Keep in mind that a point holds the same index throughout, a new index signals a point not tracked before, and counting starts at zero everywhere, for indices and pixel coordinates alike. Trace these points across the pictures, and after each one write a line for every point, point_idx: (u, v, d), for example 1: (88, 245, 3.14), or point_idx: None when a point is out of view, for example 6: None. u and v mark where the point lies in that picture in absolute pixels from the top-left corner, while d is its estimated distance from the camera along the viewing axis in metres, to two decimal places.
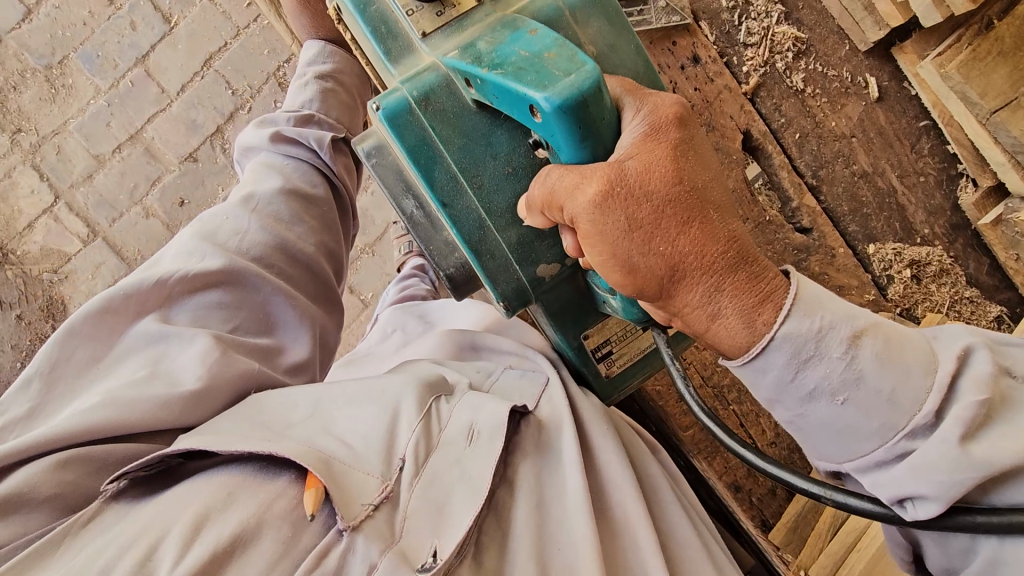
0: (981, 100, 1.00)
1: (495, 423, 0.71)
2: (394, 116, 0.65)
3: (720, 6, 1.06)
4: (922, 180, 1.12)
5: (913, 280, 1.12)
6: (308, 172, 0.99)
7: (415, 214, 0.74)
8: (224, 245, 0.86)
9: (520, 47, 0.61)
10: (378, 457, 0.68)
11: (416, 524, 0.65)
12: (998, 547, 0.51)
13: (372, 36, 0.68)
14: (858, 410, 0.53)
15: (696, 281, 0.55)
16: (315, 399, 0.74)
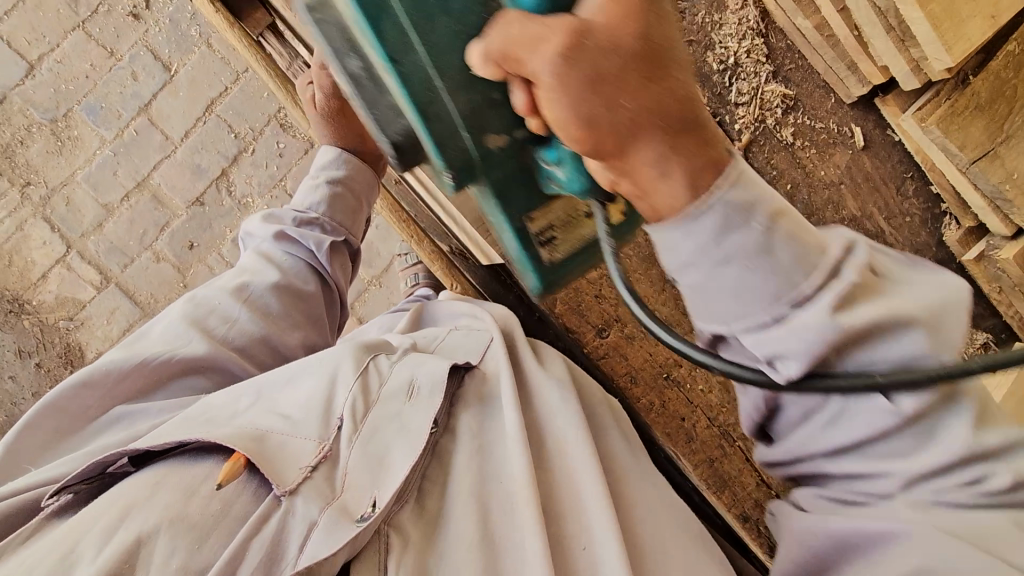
0: (961, 152, 1.05)
1: (432, 378, 0.83)
2: None
3: (711, 68, 1.10)
4: (909, 221, 1.19)
5: None
6: (303, 269, 1.02)
7: (358, 71, 0.66)
8: (215, 333, 0.93)
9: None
10: (318, 421, 0.78)
11: (356, 480, 0.73)
12: (742, 345, 0.58)
13: None
14: (765, 276, 0.53)
15: (575, 93, 0.50)
16: (266, 391, 0.83)
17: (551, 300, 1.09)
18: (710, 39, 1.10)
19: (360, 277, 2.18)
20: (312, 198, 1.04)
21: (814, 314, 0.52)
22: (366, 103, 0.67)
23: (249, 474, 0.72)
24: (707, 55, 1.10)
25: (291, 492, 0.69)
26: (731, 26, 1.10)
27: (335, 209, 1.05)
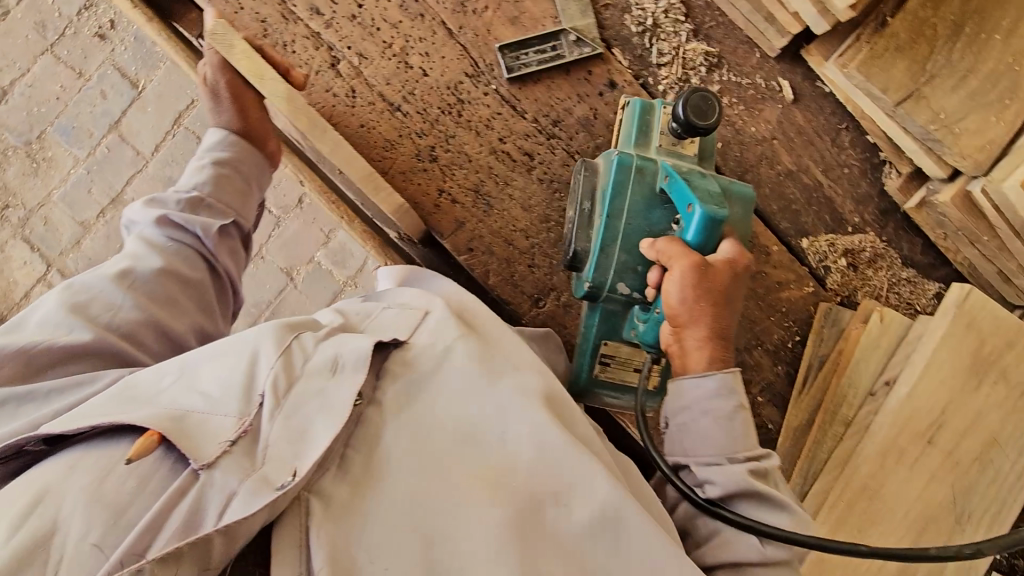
0: (884, 95, 1.04)
1: (359, 353, 0.75)
2: (621, 164, 0.95)
3: (631, 31, 1.11)
4: (847, 172, 1.17)
5: (849, 270, 1.18)
6: (189, 255, 0.95)
7: (581, 216, 0.98)
8: (95, 321, 0.83)
9: (638, 171, 0.95)
10: (236, 398, 0.71)
11: (278, 453, 0.68)
12: (701, 401, 0.85)
13: (638, 125, 1.01)
14: (717, 430, 0.84)
15: (715, 275, 0.85)
16: (180, 366, 0.74)
17: (484, 272, 1.08)
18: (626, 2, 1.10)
19: (335, 278, 2.23)
20: (195, 180, 0.99)
21: (736, 466, 0.82)
22: (574, 218, 0.99)
23: (165, 447, 0.67)
24: (625, 17, 1.10)
25: (210, 465, 0.65)
26: None
27: (222, 192, 1.00)
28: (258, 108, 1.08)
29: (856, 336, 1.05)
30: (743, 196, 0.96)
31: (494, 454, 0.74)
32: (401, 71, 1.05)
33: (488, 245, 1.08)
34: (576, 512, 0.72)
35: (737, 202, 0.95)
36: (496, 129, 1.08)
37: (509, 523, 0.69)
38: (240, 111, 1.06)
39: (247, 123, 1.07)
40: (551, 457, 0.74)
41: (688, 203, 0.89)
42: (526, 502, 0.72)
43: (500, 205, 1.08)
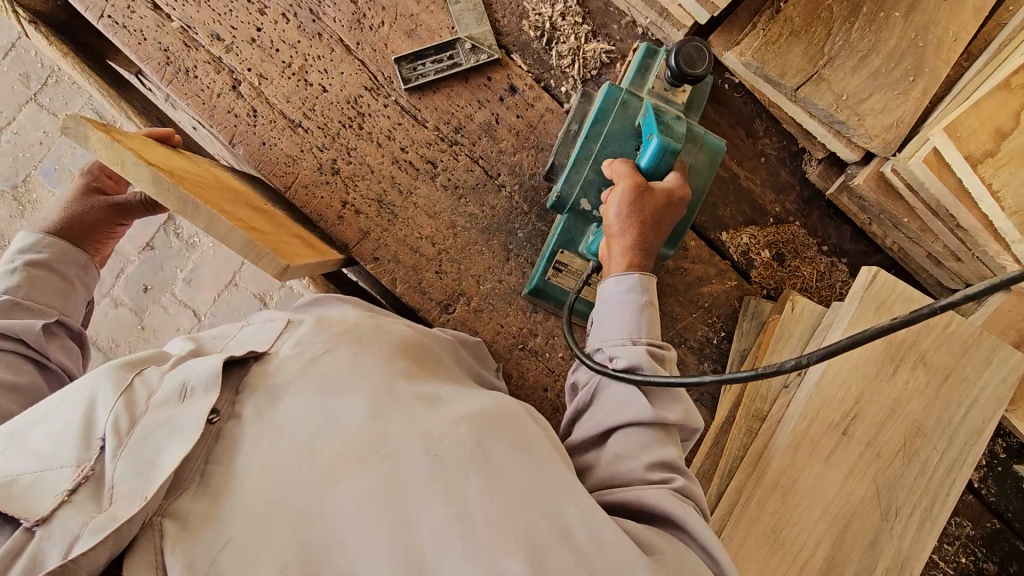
0: (782, 80, 1.01)
1: (209, 377, 0.74)
2: (609, 94, 0.96)
3: (529, 36, 1.11)
4: (763, 162, 1.15)
5: (775, 262, 1.14)
6: (13, 361, 0.91)
7: (568, 133, 1.02)
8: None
9: (626, 103, 0.95)
10: (74, 446, 0.68)
11: (126, 488, 0.65)
12: (619, 288, 0.87)
13: (639, 65, 1.02)
14: (629, 320, 0.86)
15: (653, 197, 0.87)
16: (9, 434, 0.71)
17: (391, 280, 1.09)
18: (522, 8, 1.11)
19: None
20: (8, 283, 0.97)
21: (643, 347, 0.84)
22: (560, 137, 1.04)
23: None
24: (523, 22, 1.11)
25: (46, 519, 0.62)
26: None
27: (41, 292, 1.00)
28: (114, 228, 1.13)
29: (772, 327, 1.03)
30: (713, 152, 0.96)
31: (365, 433, 0.71)
32: (302, 89, 1.08)
33: (394, 254, 1.09)
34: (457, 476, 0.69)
35: (704, 153, 0.95)
36: (397, 140, 1.09)
37: (387, 494, 0.66)
38: (79, 220, 1.08)
39: (72, 222, 1.07)
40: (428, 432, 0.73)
41: (651, 133, 0.89)
42: (407, 470, 0.68)
43: (405, 214, 1.09)
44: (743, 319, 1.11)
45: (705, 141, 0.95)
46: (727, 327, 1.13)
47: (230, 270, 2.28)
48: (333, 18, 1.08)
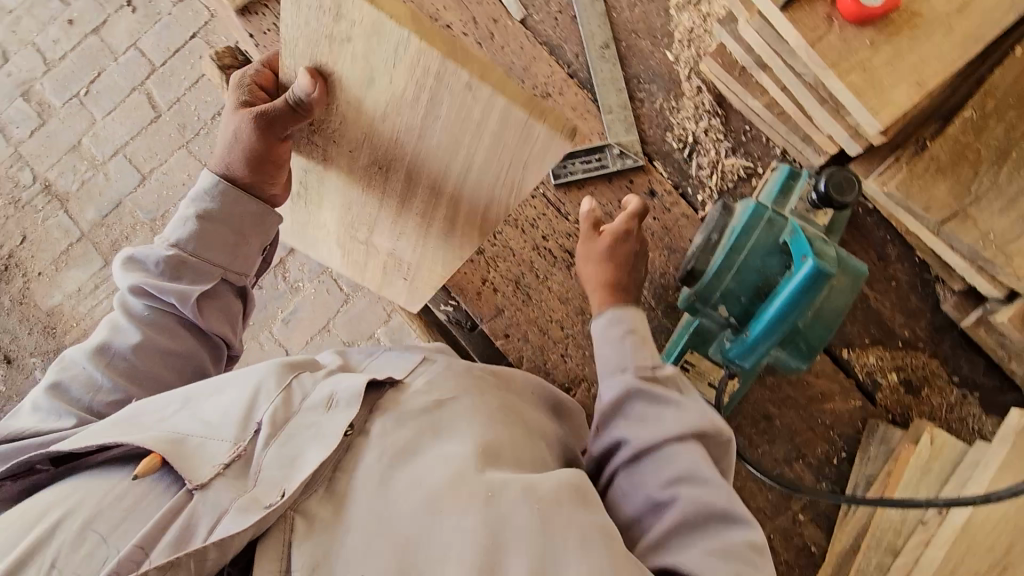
0: (926, 213, 1.04)
1: (353, 391, 0.79)
2: (753, 210, 1.00)
3: (671, 146, 1.21)
4: (894, 285, 1.15)
5: (901, 386, 1.12)
6: (167, 324, 0.94)
7: (704, 244, 1.05)
8: (76, 404, 0.86)
9: (771, 220, 1.00)
10: (235, 425, 0.75)
11: (271, 476, 0.70)
12: None
13: (780, 184, 1.08)
14: None
15: None
16: (185, 400, 0.79)
17: (518, 357, 1.15)
18: (667, 122, 1.21)
19: None
20: (181, 235, 0.95)
21: None
22: (698, 245, 1.05)
23: (162, 468, 0.70)
24: (667, 134, 1.21)
25: (203, 485, 0.68)
26: (688, 110, 1.21)
27: (209, 250, 0.96)
28: (278, 159, 0.95)
29: (906, 458, 1.04)
30: (856, 275, 0.98)
31: (479, 474, 0.71)
32: None
33: (524, 332, 1.15)
34: (561, 521, 0.68)
35: (849, 277, 0.97)
36: (540, 228, 1.18)
37: (492, 537, 0.65)
38: (259, 168, 0.95)
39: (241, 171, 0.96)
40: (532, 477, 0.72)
41: (804, 254, 0.91)
42: (515, 512, 0.68)
43: (539, 295, 1.16)
44: (869, 443, 1.09)
45: (850, 266, 0.97)
46: (848, 448, 1.11)
47: (323, 316, 2.42)
48: None
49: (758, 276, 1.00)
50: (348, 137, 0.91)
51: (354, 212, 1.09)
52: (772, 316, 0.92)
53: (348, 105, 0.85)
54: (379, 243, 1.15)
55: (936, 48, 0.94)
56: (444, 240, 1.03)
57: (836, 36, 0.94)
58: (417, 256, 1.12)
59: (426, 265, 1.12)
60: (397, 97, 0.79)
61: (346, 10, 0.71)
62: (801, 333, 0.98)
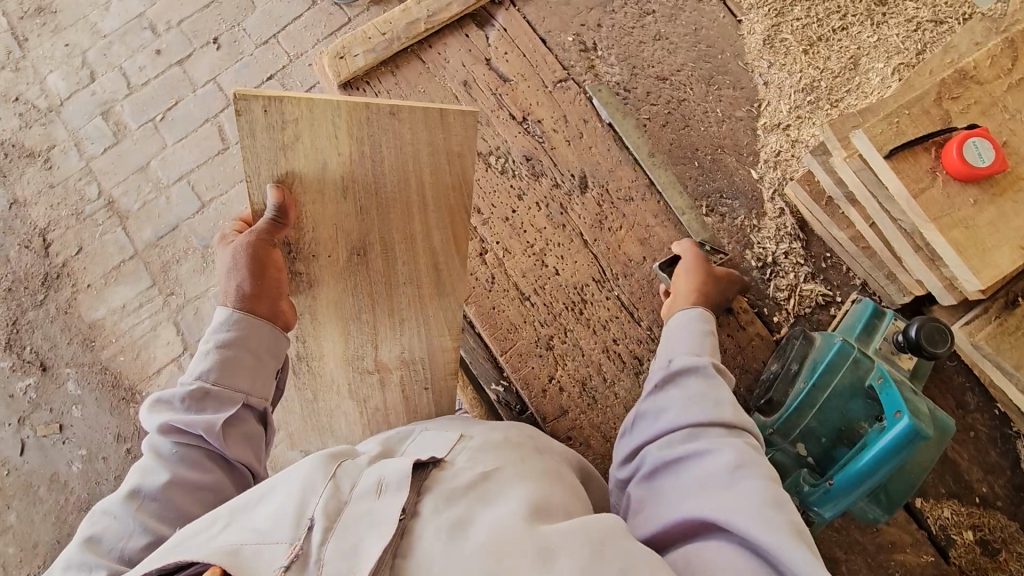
0: (1017, 371, 1.01)
1: (401, 471, 0.79)
2: (840, 348, 1.00)
3: (750, 264, 1.20)
4: (972, 436, 1.11)
5: (977, 546, 1.07)
6: (196, 460, 0.87)
7: (779, 372, 1.07)
8: (106, 556, 0.78)
9: (858, 362, 0.99)
10: (288, 525, 0.71)
11: (335, 569, 0.67)
12: None
13: (864, 322, 1.06)
14: None
15: None
16: (232, 511, 0.76)
17: None
18: (747, 240, 1.21)
19: None
20: (203, 367, 0.90)
21: None
22: (778, 372, 1.07)
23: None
24: (746, 251, 1.21)
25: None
26: (769, 230, 1.21)
27: (230, 378, 0.91)
28: (277, 267, 0.96)
29: None
30: (943, 429, 0.96)
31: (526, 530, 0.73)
32: (537, 268, 1.21)
33: (586, 437, 1.13)
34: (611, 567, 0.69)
35: (936, 431, 0.96)
36: (611, 331, 1.18)
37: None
38: (261, 288, 0.94)
39: (260, 286, 0.94)
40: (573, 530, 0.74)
41: (897, 409, 0.89)
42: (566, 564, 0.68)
43: (604, 400, 1.14)
44: None
45: (938, 419, 0.95)
46: None
47: None
48: (578, 214, 1.23)
49: (841, 420, 0.99)
50: (328, 236, 0.97)
51: (352, 334, 1.09)
52: (862, 467, 0.89)
53: (314, 202, 0.94)
54: (386, 357, 1.11)
55: None
56: (440, 297, 1.06)
57: (939, 189, 0.94)
58: (425, 345, 1.10)
59: (436, 347, 1.11)
60: (347, 164, 0.91)
61: (286, 114, 0.86)
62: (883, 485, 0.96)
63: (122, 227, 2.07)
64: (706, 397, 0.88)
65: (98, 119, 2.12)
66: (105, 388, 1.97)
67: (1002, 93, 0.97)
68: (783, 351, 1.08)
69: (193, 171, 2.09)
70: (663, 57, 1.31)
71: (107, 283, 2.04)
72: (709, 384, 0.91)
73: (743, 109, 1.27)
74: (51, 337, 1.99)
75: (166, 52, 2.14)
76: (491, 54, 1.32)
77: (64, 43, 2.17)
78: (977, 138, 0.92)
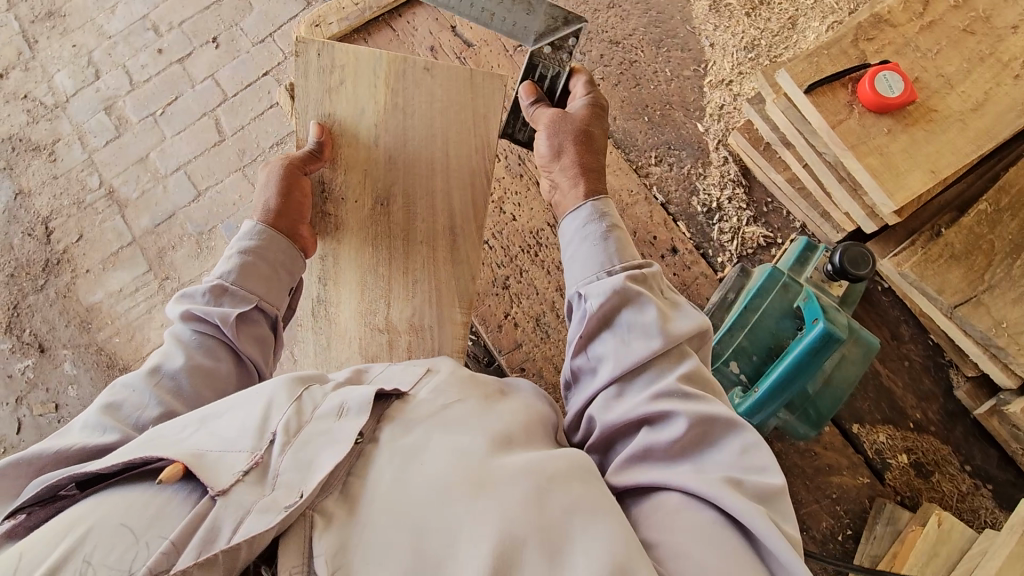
0: (940, 295, 1.06)
1: (365, 397, 0.68)
2: (771, 274, 1.06)
3: (696, 210, 1.27)
4: (906, 365, 1.16)
5: (912, 468, 1.11)
6: (212, 348, 0.85)
7: (718, 303, 1.11)
8: (123, 421, 0.73)
9: (787, 286, 1.05)
10: (251, 434, 0.64)
11: (287, 479, 0.60)
12: None
13: (799, 255, 1.13)
14: None
15: None
16: (200, 416, 0.68)
17: None
18: (693, 187, 1.28)
19: None
20: (225, 270, 0.91)
21: None
22: (714, 302, 1.12)
23: (181, 480, 0.59)
24: (692, 198, 1.28)
25: (225, 492, 0.57)
26: (713, 178, 1.28)
27: (249, 280, 0.91)
28: (305, 193, 1.01)
29: (912, 539, 1.01)
30: (868, 347, 1.01)
31: (484, 459, 0.63)
32: (496, 215, 1.28)
33: (539, 369, 1.19)
34: (570, 494, 0.61)
35: (858, 346, 1.01)
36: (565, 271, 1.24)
37: (505, 517, 0.57)
38: (292, 202, 0.98)
39: (286, 202, 0.98)
40: (537, 456, 0.65)
41: (816, 318, 0.96)
42: (517, 495, 0.60)
43: (558, 335, 1.21)
44: (876, 522, 1.07)
45: (861, 336, 1.01)
46: (854, 526, 1.09)
47: None
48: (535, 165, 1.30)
49: (771, 338, 1.04)
50: (359, 179, 1.05)
51: (367, 285, 1.06)
52: (782, 374, 0.96)
53: (354, 150, 1.05)
54: (396, 318, 1.04)
55: (952, 142, 1.02)
56: (454, 263, 1.05)
57: (855, 121, 1.03)
58: (435, 311, 1.04)
59: (446, 316, 1.04)
60: (383, 116, 1.05)
61: (339, 63, 1.05)
62: (809, 399, 1.02)
63: (121, 215, 2.08)
64: (632, 332, 0.72)
65: (101, 115, 2.15)
66: (101, 368, 1.96)
67: (914, 35, 1.06)
68: (728, 280, 1.12)
69: (190, 162, 2.11)
70: (616, 23, 1.39)
71: (105, 269, 2.04)
72: (631, 307, 0.73)
73: (691, 69, 1.35)
74: (50, 320, 1.99)
75: (168, 51, 2.19)
76: (457, 22, 1.41)
77: (71, 44, 2.22)
78: (887, 72, 1.01)
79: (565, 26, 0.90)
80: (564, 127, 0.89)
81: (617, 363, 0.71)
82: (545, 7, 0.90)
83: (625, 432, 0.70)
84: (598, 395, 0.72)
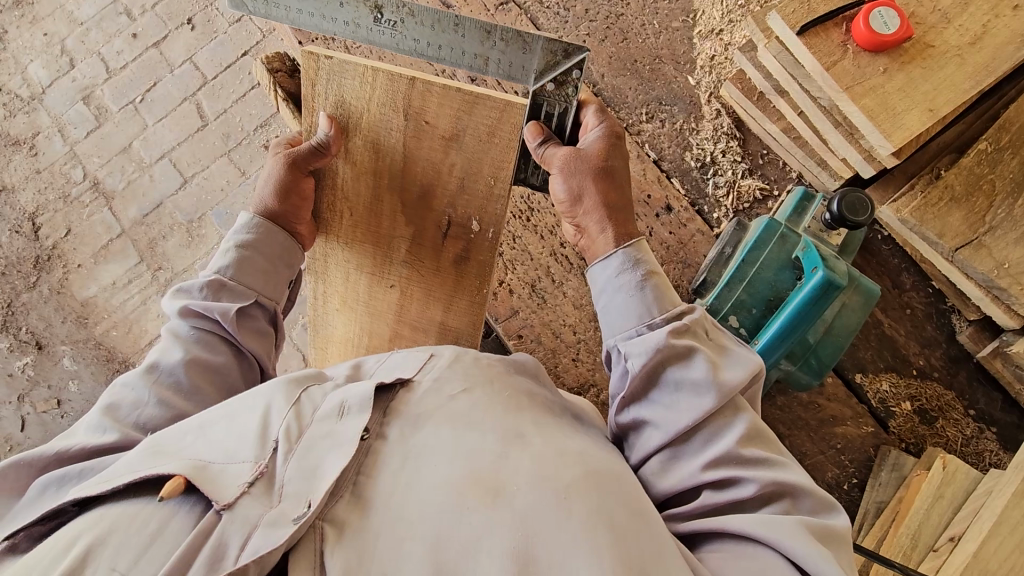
0: (940, 240, 1.04)
1: (367, 394, 0.66)
2: (768, 226, 1.03)
3: (689, 165, 1.24)
4: (908, 313, 1.15)
5: (916, 416, 1.11)
6: (210, 342, 0.81)
7: (714, 259, 1.13)
8: (122, 421, 0.71)
9: (794, 242, 1.02)
10: (252, 443, 0.62)
11: (294, 489, 0.59)
12: None
13: (796, 206, 1.11)
14: None
15: None
16: (199, 425, 0.65)
17: None
18: (687, 142, 1.25)
19: None
20: (224, 262, 0.85)
21: None
22: (713, 257, 1.14)
23: (181, 495, 0.57)
24: (685, 153, 1.24)
25: (230, 506, 0.56)
26: (706, 132, 1.24)
27: (244, 274, 0.86)
28: (303, 195, 0.92)
29: (917, 484, 1.02)
30: (867, 293, 1.00)
31: (499, 464, 0.61)
32: None
33: (537, 334, 1.18)
34: (586, 499, 0.58)
35: (855, 294, 1.00)
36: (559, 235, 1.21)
37: (521, 534, 0.55)
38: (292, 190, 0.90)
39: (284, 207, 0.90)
40: (549, 456, 0.62)
41: (814, 267, 0.94)
42: (534, 504, 0.57)
43: (554, 300, 1.19)
44: (881, 470, 1.08)
45: (859, 282, 0.99)
46: (860, 474, 1.10)
47: None
48: None
49: (771, 290, 1.02)
50: (370, 118, 0.92)
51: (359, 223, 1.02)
52: (783, 325, 0.95)
53: (330, 64, 0.91)
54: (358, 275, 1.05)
55: (950, 78, 0.99)
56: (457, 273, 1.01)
57: (850, 62, 1.00)
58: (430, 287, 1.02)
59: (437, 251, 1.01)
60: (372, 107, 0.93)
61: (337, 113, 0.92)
62: (811, 348, 1.00)
63: (109, 207, 2.04)
64: (685, 387, 0.69)
65: (79, 105, 2.10)
66: (101, 362, 1.94)
67: None
68: (727, 231, 1.14)
69: (174, 149, 2.06)
70: None
71: (97, 262, 2.01)
72: (679, 365, 0.70)
73: (680, 19, 1.30)
74: (46, 317, 1.96)
75: (142, 36, 2.12)
76: None
77: (42, 32, 2.15)
78: (882, 8, 0.98)
79: (567, 59, 0.83)
80: (579, 167, 0.83)
81: (669, 428, 0.68)
82: (543, 42, 0.83)
83: (687, 492, 0.68)
84: (651, 458, 0.70)
